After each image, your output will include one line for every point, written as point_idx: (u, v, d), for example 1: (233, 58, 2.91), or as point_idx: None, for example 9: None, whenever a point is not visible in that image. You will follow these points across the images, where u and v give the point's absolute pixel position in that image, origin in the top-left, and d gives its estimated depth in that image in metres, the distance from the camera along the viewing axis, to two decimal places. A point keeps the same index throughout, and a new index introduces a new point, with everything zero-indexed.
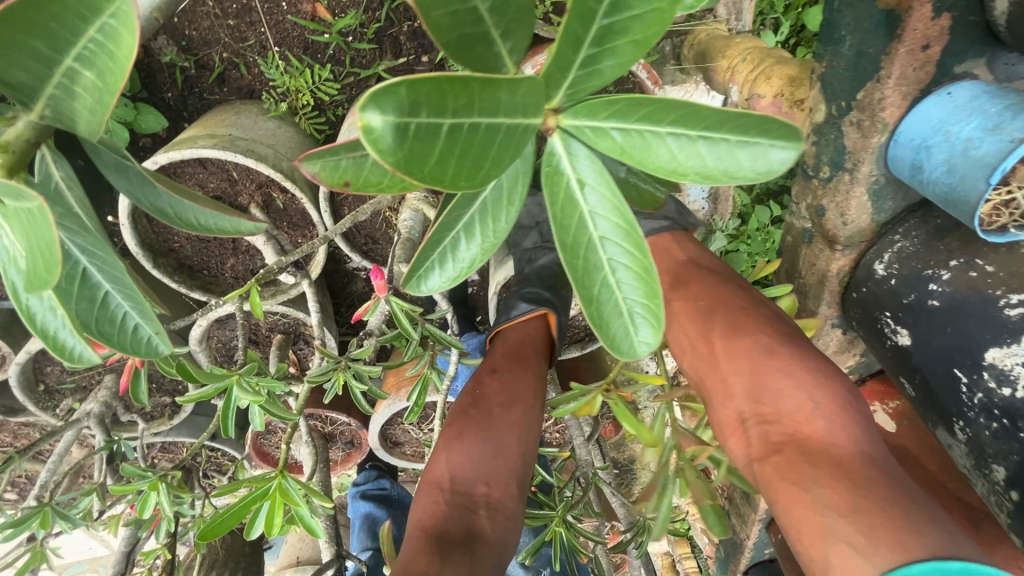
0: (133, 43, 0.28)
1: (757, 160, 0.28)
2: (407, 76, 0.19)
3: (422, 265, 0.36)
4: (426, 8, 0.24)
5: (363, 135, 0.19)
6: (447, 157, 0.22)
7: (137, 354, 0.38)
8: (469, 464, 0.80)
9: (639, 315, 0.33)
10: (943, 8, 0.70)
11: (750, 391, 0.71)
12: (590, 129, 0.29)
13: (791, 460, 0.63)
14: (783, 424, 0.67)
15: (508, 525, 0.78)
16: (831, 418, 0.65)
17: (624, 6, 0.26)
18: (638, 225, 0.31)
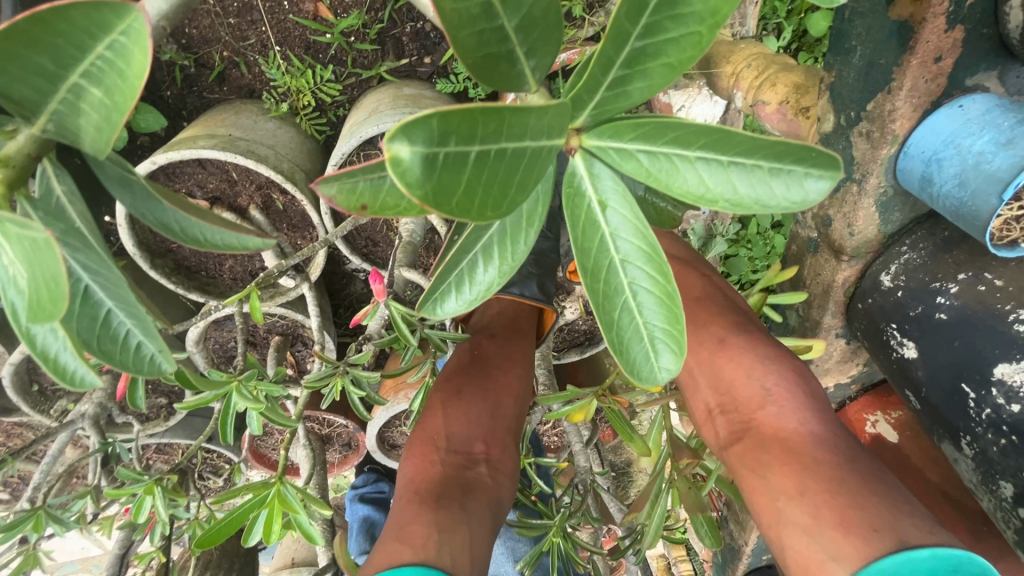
0: (145, 60, 0.26)
1: (790, 190, 0.27)
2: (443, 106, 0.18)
3: (440, 287, 0.35)
4: (453, 29, 0.23)
5: (390, 166, 0.18)
6: (475, 186, 0.21)
7: (142, 373, 0.37)
8: (463, 425, 0.86)
9: (660, 341, 0.32)
10: (957, 21, 0.69)
11: (720, 385, 0.78)
12: (616, 150, 0.28)
13: (749, 447, 0.70)
14: (742, 412, 0.74)
15: (502, 478, 0.85)
16: (792, 411, 0.70)
17: (659, 29, 0.25)
18: (662, 249, 0.30)
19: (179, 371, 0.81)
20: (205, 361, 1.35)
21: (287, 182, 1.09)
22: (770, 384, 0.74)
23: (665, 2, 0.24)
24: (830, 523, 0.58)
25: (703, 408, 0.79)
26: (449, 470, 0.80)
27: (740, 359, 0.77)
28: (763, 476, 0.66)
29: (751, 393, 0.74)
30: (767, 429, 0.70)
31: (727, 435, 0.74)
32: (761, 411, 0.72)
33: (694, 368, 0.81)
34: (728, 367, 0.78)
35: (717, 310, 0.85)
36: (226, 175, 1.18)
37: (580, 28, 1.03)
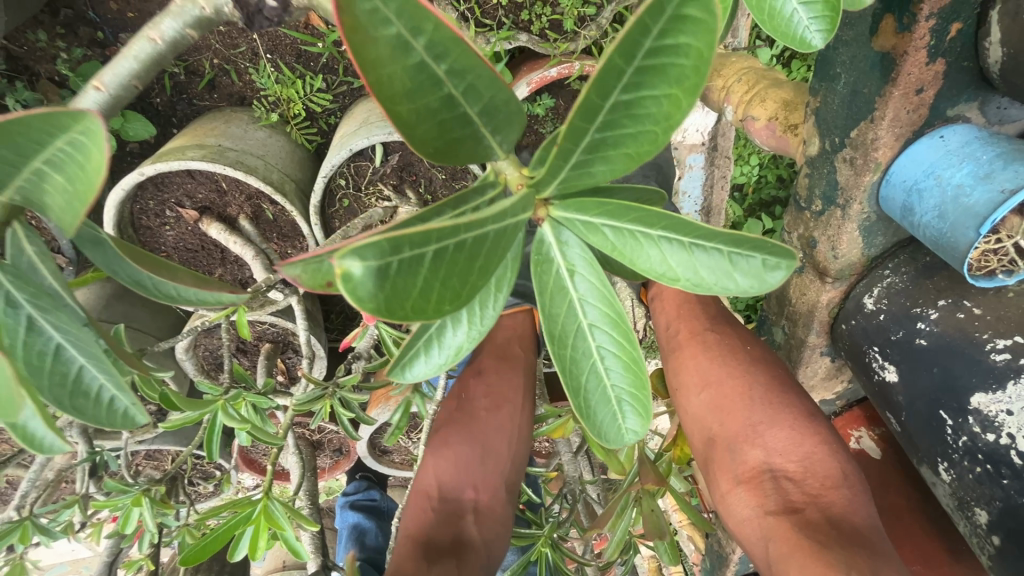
0: (106, 160, 0.25)
1: (749, 276, 0.27)
2: (397, 234, 0.19)
3: (407, 354, 0.35)
4: (409, 129, 0.24)
5: (341, 285, 0.19)
6: (431, 289, 0.22)
7: (112, 425, 0.38)
8: (456, 472, 0.85)
9: (627, 403, 0.32)
10: (938, 54, 0.70)
11: (792, 450, 0.72)
12: (582, 223, 0.28)
13: (813, 523, 0.66)
14: (806, 486, 0.70)
15: (496, 524, 0.82)
16: (862, 501, 0.69)
17: (619, 124, 0.25)
18: (628, 316, 0.30)
19: (163, 393, 0.81)
20: (195, 370, 1.34)
21: (277, 193, 1.09)
22: (847, 471, 0.71)
23: (623, 101, 0.24)
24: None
25: (752, 463, 0.73)
26: (440, 521, 0.80)
27: (826, 439, 0.73)
28: (832, 552, 0.62)
29: (828, 470, 0.70)
30: (834, 512, 0.67)
31: (780, 502, 0.69)
32: (832, 490, 0.69)
33: (760, 423, 0.75)
34: (809, 441, 0.73)
35: (787, 380, 0.81)
36: (215, 185, 1.16)
37: (571, 42, 1.02)
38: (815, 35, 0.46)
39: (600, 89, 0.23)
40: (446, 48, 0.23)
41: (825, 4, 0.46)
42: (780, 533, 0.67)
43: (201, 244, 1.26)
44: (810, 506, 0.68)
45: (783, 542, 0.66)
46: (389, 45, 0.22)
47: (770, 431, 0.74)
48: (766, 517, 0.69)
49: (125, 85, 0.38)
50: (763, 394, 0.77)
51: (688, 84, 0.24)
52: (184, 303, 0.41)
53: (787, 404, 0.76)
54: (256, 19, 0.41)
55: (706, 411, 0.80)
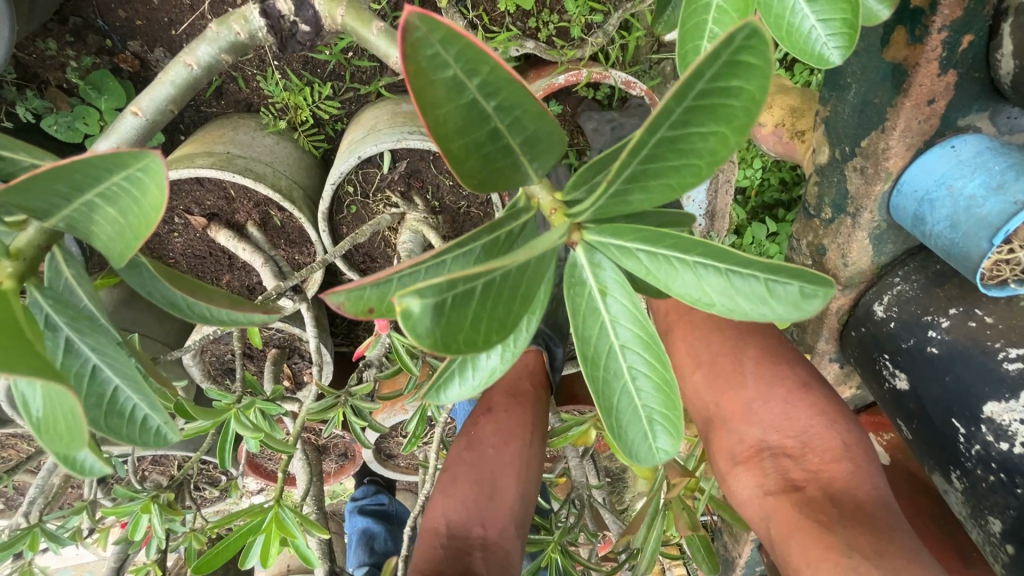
0: (163, 195, 0.25)
1: (785, 301, 0.27)
2: (456, 275, 0.19)
3: (442, 377, 0.35)
4: (458, 162, 0.24)
5: (401, 320, 0.19)
6: (480, 321, 0.22)
7: (146, 446, 0.36)
8: (462, 508, 0.80)
9: (658, 424, 0.32)
10: (949, 66, 0.70)
11: (788, 426, 0.72)
12: (617, 247, 0.29)
13: (816, 502, 0.65)
14: (805, 463, 0.69)
15: (507, 564, 0.75)
16: (867, 475, 0.67)
17: (662, 157, 0.26)
18: (660, 338, 0.31)
19: (178, 403, 0.81)
20: (202, 376, 1.33)
21: (286, 201, 1.09)
22: (850, 443, 0.69)
23: (666, 137, 0.25)
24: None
25: (751, 442, 0.73)
26: (445, 560, 0.74)
27: (824, 411, 0.72)
28: (834, 533, 0.61)
29: (827, 445, 0.69)
30: (837, 486, 0.66)
31: (779, 480, 0.69)
32: (833, 466, 0.68)
33: (752, 399, 0.74)
34: (805, 414, 0.72)
35: (784, 348, 0.80)
36: (223, 193, 1.15)
37: (578, 49, 1.02)
38: (833, 52, 0.46)
39: (651, 128, 0.23)
40: (498, 87, 0.23)
41: (842, 22, 0.46)
42: (780, 513, 0.67)
43: (208, 251, 1.24)
44: (810, 483, 0.67)
45: (784, 524, 0.66)
46: (446, 87, 0.22)
47: (765, 409, 0.74)
48: (766, 497, 0.69)
49: (164, 108, 0.44)
50: (754, 370, 0.76)
51: (738, 123, 0.24)
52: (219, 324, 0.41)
53: (779, 376, 0.75)
54: (288, 41, 0.48)
55: (701, 393, 0.80)
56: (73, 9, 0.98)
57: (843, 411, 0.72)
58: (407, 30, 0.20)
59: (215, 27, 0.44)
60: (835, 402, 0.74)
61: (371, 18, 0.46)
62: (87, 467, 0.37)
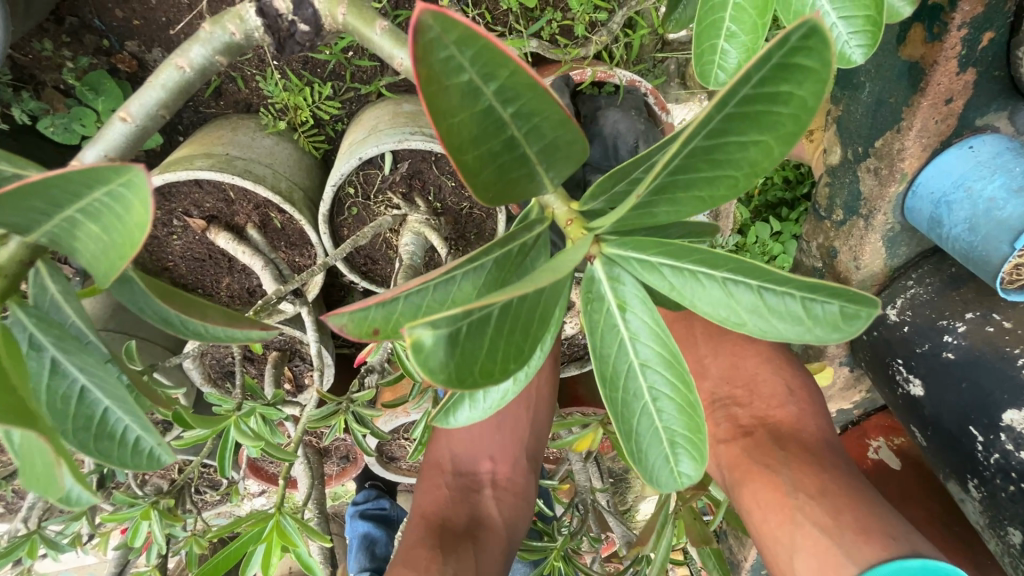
0: (150, 213, 0.23)
1: (823, 321, 0.25)
2: (472, 305, 0.18)
3: (450, 399, 0.33)
4: (473, 175, 0.23)
5: (411, 353, 0.18)
6: (497, 348, 0.21)
7: (139, 469, 0.35)
8: (471, 449, 0.90)
9: (681, 446, 0.30)
10: (969, 64, 0.68)
11: (737, 379, 0.88)
12: (639, 261, 0.27)
13: (763, 442, 0.80)
14: (752, 408, 0.85)
15: (512, 493, 0.90)
16: (809, 415, 0.83)
17: (692, 168, 0.24)
18: (683, 356, 0.29)
19: (176, 413, 0.79)
20: (202, 380, 1.31)
21: (286, 204, 1.07)
22: (793, 389, 0.85)
23: (699, 147, 0.23)
24: (848, 523, 0.66)
25: (705, 394, 0.89)
26: (456, 498, 0.86)
27: (768, 361, 0.88)
28: (779, 468, 0.76)
29: (772, 391, 0.85)
30: (782, 429, 0.82)
31: (731, 428, 0.85)
32: (778, 409, 0.84)
33: (708, 358, 0.90)
34: (752, 366, 0.88)
35: None
36: (223, 195, 1.13)
37: (582, 47, 1.00)
38: (855, 50, 0.45)
39: (688, 137, 0.22)
40: (517, 92, 0.21)
41: (865, 19, 0.44)
42: (731, 454, 0.82)
43: (208, 254, 1.22)
44: (759, 427, 0.83)
45: (737, 466, 0.80)
46: (460, 93, 0.20)
47: (715, 363, 0.90)
48: (718, 443, 0.85)
49: (154, 114, 0.36)
50: (704, 333, 0.93)
51: (781, 132, 0.22)
52: (217, 340, 0.39)
53: (731, 338, 0.90)
54: (286, 42, 0.40)
55: None
56: (69, 9, 0.96)
57: (790, 364, 0.88)
58: (419, 30, 0.19)
59: (208, 25, 0.36)
60: (782, 357, 0.89)
61: (374, 15, 0.38)
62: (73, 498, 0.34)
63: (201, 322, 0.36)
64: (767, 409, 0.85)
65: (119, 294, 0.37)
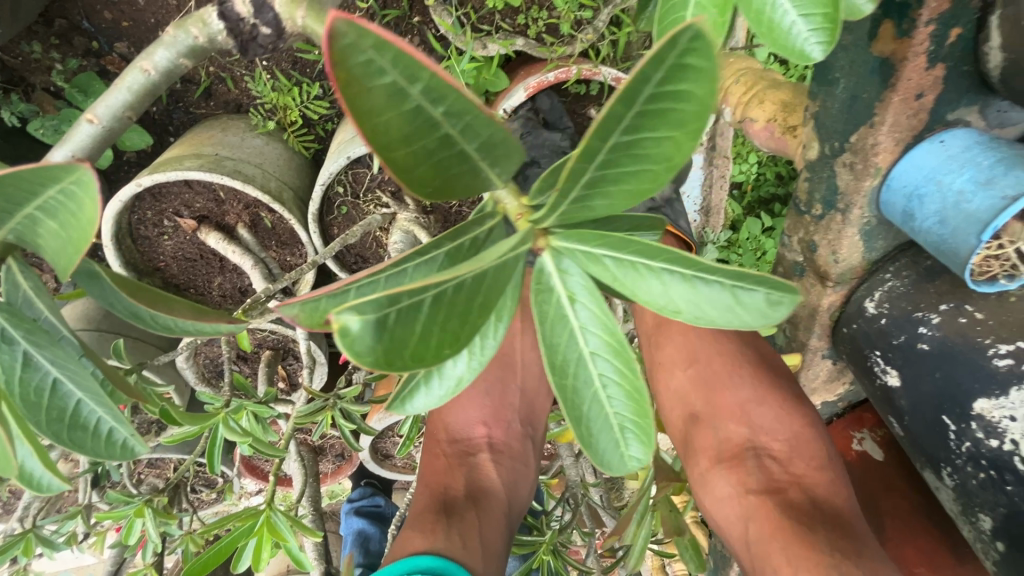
0: (99, 212, 0.25)
1: (753, 309, 0.26)
2: (395, 290, 0.19)
3: (406, 384, 0.34)
4: (407, 174, 0.24)
5: (338, 338, 0.19)
6: (429, 334, 0.22)
7: (112, 457, 0.37)
8: (466, 416, 0.94)
9: (630, 432, 0.32)
10: (937, 59, 0.69)
11: (774, 431, 0.90)
12: (583, 253, 0.28)
13: (792, 503, 0.82)
14: (784, 467, 0.87)
15: (510, 460, 0.93)
16: (839, 486, 0.84)
17: (617, 163, 0.25)
18: (630, 344, 0.30)
19: (163, 410, 0.80)
20: (198, 378, 1.31)
21: (275, 203, 1.07)
22: (829, 456, 0.87)
23: (620, 143, 0.24)
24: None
25: (736, 441, 0.91)
26: (455, 462, 0.90)
27: (810, 423, 0.89)
28: (811, 530, 0.77)
29: (810, 453, 0.87)
30: (817, 494, 0.83)
31: (761, 482, 0.86)
32: (812, 472, 0.85)
33: (746, 403, 0.92)
34: (794, 423, 0.89)
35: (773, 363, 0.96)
36: (213, 195, 1.14)
37: (568, 46, 1.01)
38: (815, 47, 0.45)
39: (603, 134, 0.23)
40: (443, 93, 0.22)
41: (823, 16, 0.45)
42: (760, 513, 0.83)
43: (199, 254, 1.22)
44: (792, 487, 0.84)
45: (763, 522, 0.81)
46: (385, 93, 0.21)
47: (758, 411, 0.92)
48: (748, 496, 0.85)
49: (117, 116, 0.38)
50: (750, 377, 0.94)
51: (690, 128, 0.23)
52: (186, 334, 0.41)
53: (774, 389, 0.92)
54: (250, 46, 0.38)
55: (697, 391, 0.96)
56: (57, 12, 0.97)
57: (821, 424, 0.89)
58: (334, 37, 0.20)
59: (172, 29, 0.37)
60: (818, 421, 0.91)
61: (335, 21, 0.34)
62: (44, 484, 0.35)
63: (170, 316, 0.38)
64: (799, 469, 0.86)
65: (89, 290, 0.38)
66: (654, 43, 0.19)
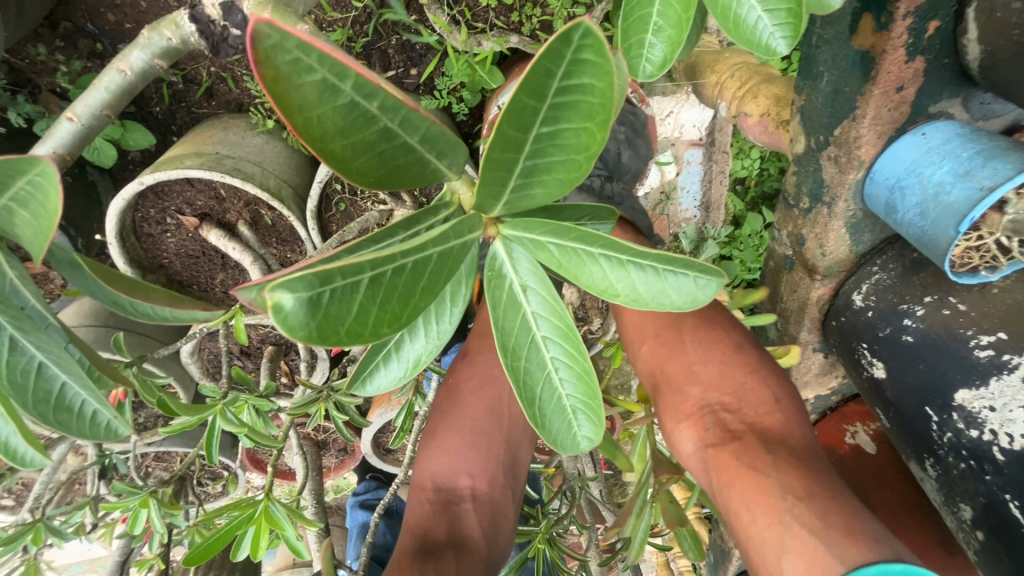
0: (58, 196, 0.28)
1: (683, 292, 0.29)
2: (319, 270, 0.22)
3: (366, 367, 0.37)
4: (346, 167, 0.25)
5: (273, 315, 0.22)
6: (366, 314, 0.25)
7: (96, 438, 0.40)
8: (450, 460, 0.78)
9: (582, 413, 0.34)
10: (917, 52, 0.70)
11: (723, 383, 0.73)
12: (530, 241, 0.30)
13: (748, 447, 0.66)
14: (743, 414, 0.70)
15: (494, 519, 0.77)
16: (797, 424, 0.70)
17: (545, 152, 0.27)
18: (577, 328, 0.32)
19: (161, 400, 0.80)
20: (200, 373, 1.34)
21: (274, 200, 1.07)
22: (780, 396, 0.72)
23: (544, 133, 0.26)
24: (837, 525, 0.56)
25: (693, 400, 0.73)
26: (438, 512, 0.75)
27: (756, 368, 0.73)
28: (769, 475, 0.62)
29: (760, 398, 0.71)
30: (770, 434, 0.68)
31: (718, 432, 0.69)
32: (766, 417, 0.69)
33: (694, 362, 0.74)
34: (741, 372, 0.73)
35: (733, 324, 0.79)
36: (214, 193, 1.16)
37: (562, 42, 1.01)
38: (780, 42, 0.46)
39: (519, 124, 0.25)
40: (375, 88, 0.24)
41: (787, 11, 0.46)
42: (720, 460, 0.67)
43: (202, 251, 1.24)
44: (748, 433, 0.68)
45: (722, 471, 0.66)
46: (316, 89, 0.23)
47: (705, 367, 0.74)
48: (706, 450, 0.69)
49: (93, 114, 0.45)
50: (692, 333, 0.77)
51: (600, 118, 0.25)
52: (165, 321, 0.45)
53: (722, 342, 0.75)
54: (220, 47, 0.41)
55: (648, 359, 0.79)
56: (62, 14, 0.99)
57: (774, 367, 0.73)
58: (259, 38, 0.22)
59: (146, 34, 0.43)
60: (772, 367, 0.75)
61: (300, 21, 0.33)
62: (26, 460, 0.37)
63: (147, 304, 0.42)
64: (756, 415, 0.70)
65: (73, 281, 0.42)
66: (548, 39, 0.21)
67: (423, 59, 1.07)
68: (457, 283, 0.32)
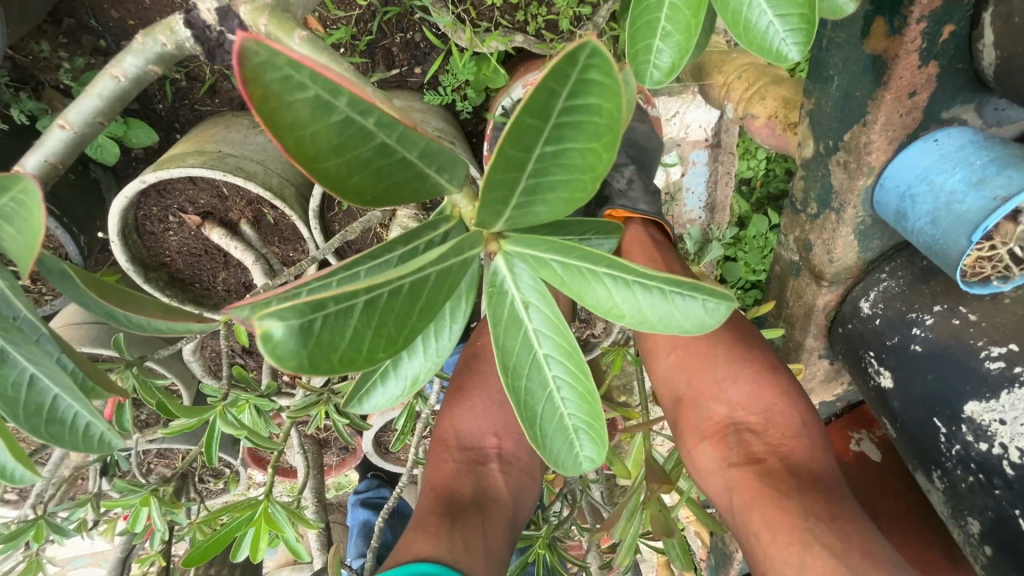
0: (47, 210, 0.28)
1: (690, 316, 0.28)
2: (313, 299, 0.21)
3: (364, 384, 0.36)
4: (341, 185, 0.25)
5: (262, 342, 0.21)
6: (360, 339, 0.24)
7: (89, 451, 0.39)
8: (476, 420, 0.80)
9: (583, 433, 0.33)
10: (930, 57, 0.69)
11: (752, 403, 0.72)
12: (533, 258, 0.29)
13: (771, 469, 0.66)
14: (767, 436, 0.70)
15: (516, 476, 0.80)
16: (820, 449, 0.69)
17: (547, 171, 0.26)
18: (580, 347, 0.31)
19: (161, 402, 0.80)
20: (202, 371, 1.34)
21: (276, 200, 1.07)
22: (807, 421, 0.71)
23: (546, 151, 0.25)
24: (857, 549, 0.57)
25: (718, 418, 0.73)
26: (463, 471, 0.75)
27: (786, 391, 0.73)
28: (791, 499, 0.62)
29: (788, 421, 0.71)
30: (795, 459, 0.68)
31: (741, 453, 0.69)
32: (791, 440, 0.69)
33: (723, 380, 0.74)
34: (770, 393, 0.72)
35: (753, 335, 0.80)
36: (216, 192, 1.16)
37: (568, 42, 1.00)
38: (791, 48, 0.45)
39: (520, 144, 0.24)
40: (371, 105, 0.23)
41: (800, 17, 0.44)
42: (744, 484, 0.67)
43: (205, 250, 1.23)
44: (772, 456, 0.68)
45: (746, 492, 0.66)
46: (308, 106, 0.22)
47: (734, 386, 0.74)
48: (729, 470, 0.68)
49: (89, 121, 0.39)
50: (727, 352, 0.76)
51: (606, 137, 0.25)
52: (159, 332, 0.44)
53: (755, 360, 0.75)
54: (216, 53, 0.40)
55: (673, 372, 0.78)
56: (66, 11, 0.99)
57: (803, 391, 0.74)
58: (246, 55, 0.21)
59: (140, 38, 0.39)
60: (799, 388, 0.74)
61: (296, 26, 0.33)
62: (15, 475, 0.39)
63: (141, 316, 0.41)
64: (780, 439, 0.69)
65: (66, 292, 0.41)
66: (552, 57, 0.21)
67: (426, 57, 1.06)
68: (457, 300, 0.31)
